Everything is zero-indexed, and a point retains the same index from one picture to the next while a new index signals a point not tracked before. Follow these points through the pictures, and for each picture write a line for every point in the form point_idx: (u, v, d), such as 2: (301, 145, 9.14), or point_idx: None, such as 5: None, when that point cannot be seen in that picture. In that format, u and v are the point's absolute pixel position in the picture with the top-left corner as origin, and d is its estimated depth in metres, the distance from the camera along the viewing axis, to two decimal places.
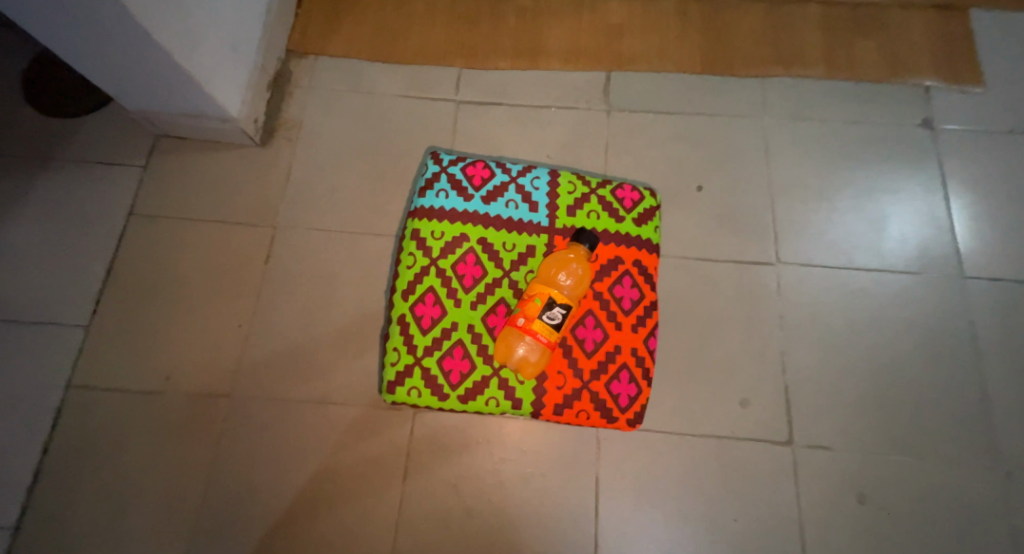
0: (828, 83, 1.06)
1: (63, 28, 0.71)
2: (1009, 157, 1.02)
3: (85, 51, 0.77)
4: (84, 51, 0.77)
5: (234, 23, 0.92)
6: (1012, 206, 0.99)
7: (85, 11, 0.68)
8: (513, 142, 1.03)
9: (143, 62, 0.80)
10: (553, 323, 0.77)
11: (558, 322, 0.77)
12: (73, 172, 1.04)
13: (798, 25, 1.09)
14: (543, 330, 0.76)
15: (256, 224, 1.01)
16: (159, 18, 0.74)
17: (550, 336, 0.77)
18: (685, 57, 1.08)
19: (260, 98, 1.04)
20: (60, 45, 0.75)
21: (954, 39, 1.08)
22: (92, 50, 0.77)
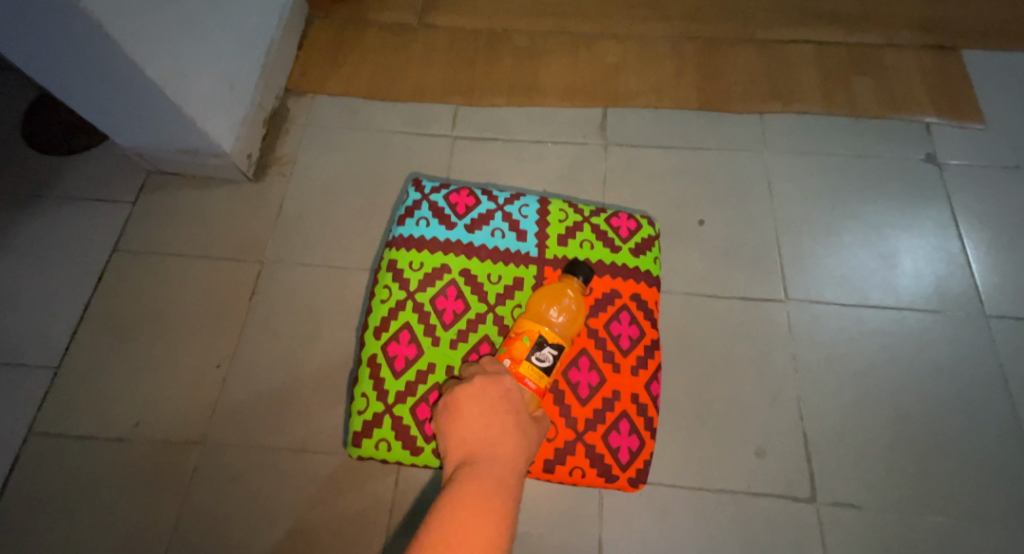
0: (828, 119, 1.05)
1: (55, 67, 0.71)
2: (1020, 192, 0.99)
3: (77, 89, 0.76)
4: (75, 89, 0.76)
5: (232, 63, 0.93)
6: None
7: (78, 49, 0.67)
8: (510, 175, 1.02)
9: (136, 98, 0.79)
10: (544, 365, 0.66)
11: (550, 364, 0.67)
12: (62, 207, 1.02)
13: (793, 64, 1.10)
14: (534, 374, 0.66)
15: (244, 259, 0.98)
16: (152, 54, 0.73)
17: (540, 381, 0.66)
18: (682, 94, 1.08)
19: (255, 135, 1.04)
20: (53, 84, 0.75)
21: (951, 76, 1.09)
22: (83, 88, 0.76)
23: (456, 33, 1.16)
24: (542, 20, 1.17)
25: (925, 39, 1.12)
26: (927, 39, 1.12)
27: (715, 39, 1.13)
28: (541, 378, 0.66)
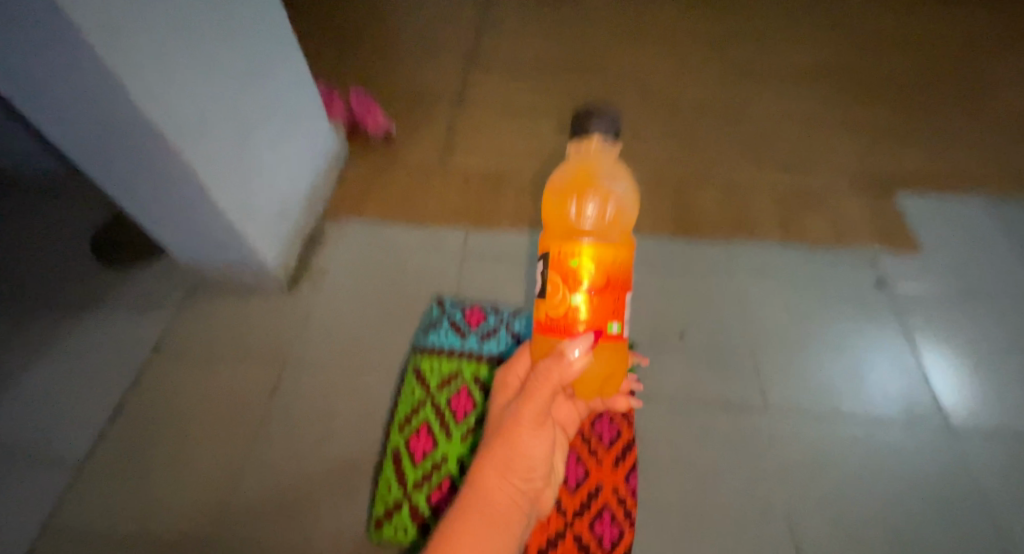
0: (784, 248, 1.20)
1: (144, 190, 0.89)
2: (973, 316, 1.10)
3: (156, 208, 0.94)
4: (155, 208, 0.94)
5: (282, 196, 1.11)
6: (989, 363, 1.04)
7: (166, 177, 0.86)
8: (511, 293, 1.16)
9: (200, 219, 0.96)
10: (541, 285, 0.64)
11: (545, 276, 0.63)
12: (109, 307, 1.15)
13: (750, 201, 1.27)
14: (537, 302, 0.65)
15: (269, 363, 1.08)
16: (215, 187, 0.91)
17: (543, 303, 0.64)
18: (658, 224, 1.24)
19: (291, 252, 1.18)
20: (138, 204, 0.92)
21: (897, 213, 1.23)
22: (162, 208, 0.94)
23: (465, 172, 1.38)
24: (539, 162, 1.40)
25: (866, 181, 1.29)
26: (871, 181, 1.29)
27: (686, 180, 1.32)
28: (542, 300, 0.64)
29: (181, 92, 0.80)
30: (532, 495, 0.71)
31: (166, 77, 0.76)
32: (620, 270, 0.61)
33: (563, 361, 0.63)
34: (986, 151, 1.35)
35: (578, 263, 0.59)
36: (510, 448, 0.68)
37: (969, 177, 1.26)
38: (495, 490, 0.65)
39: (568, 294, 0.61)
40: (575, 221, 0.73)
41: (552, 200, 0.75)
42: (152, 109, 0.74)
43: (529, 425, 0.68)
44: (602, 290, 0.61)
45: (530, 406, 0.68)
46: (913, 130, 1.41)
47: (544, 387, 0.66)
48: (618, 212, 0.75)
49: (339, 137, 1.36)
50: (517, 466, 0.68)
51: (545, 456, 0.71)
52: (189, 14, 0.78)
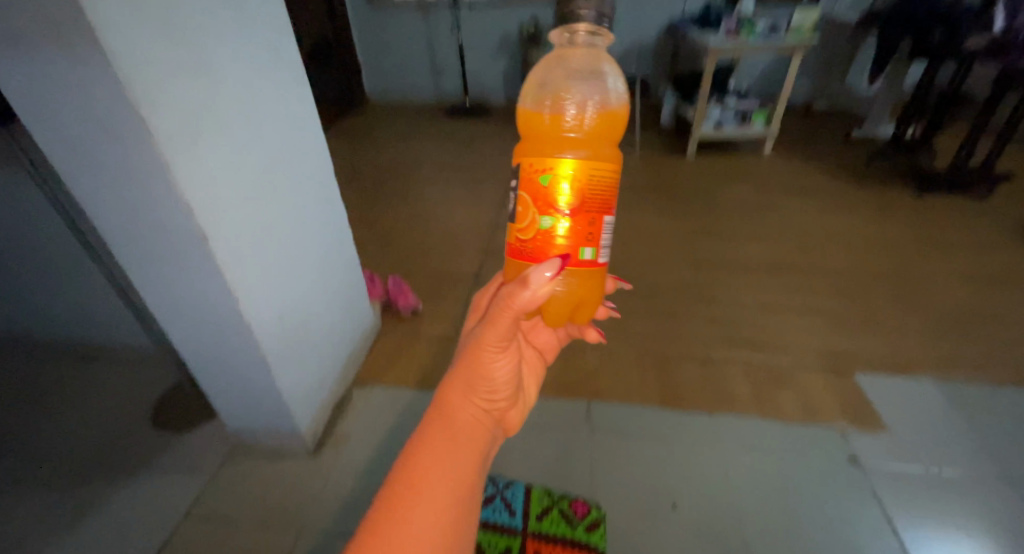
0: (762, 422, 1.22)
1: (194, 346, 0.97)
2: (988, 503, 1.07)
3: (213, 366, 1.01)
4: (213, 366, 1.01)
5: (324, 370, 1.21)
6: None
7: (227, 345, 0.95)
8: (513, 458, 1.14)
9: (227, 376, 1.03)
10: (512, 208, 0.62)
11: (516, 195, 0.60)
12: (118, 471, 1.15)
13: (723, 375, 1.34)
14: (510, 226, 0.63)
15: (266, 529, 1.04)
16: (240, 361, 0.98)
17: (512, 227, 0.62)
18: (644, 392, 1.29)
19: (323, 417, 1.22)
20: (199, 363, 1.00)
21: (891, 394, 1.28)
22: (212, 367, 1.01)
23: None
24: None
25: (826, 363, 1.36)
26: (836, 364, 1.36)
27: (672, 352, 1.40)
28: (512, 225, 0.62)
29: (267, 283, 0.94)
30: (502, 418, 0.65)
31: (257, 270, 0.90)
32: (587, 199, 0.58)
33: (529, 288, 0.57)
34: (948, 338, 1.42)
35: (548, 181, 0.57)
36: (473, 366, 0.61)
37: (946, 362, 1.36)
38: (457, 407, 0.60)
39: (536, 217, 0.58)
40: (558, 124, 0.71)
41: (538, 104, 0.73)
42: (241, 296, 0.86)
43: (491, 347, 0.61)
44: (575, 212, 0.58)
45: (495, 328, 0.60)
46: (880, 314, 1.50)
47: (507, 316, 0.59)
48: (610, 112, 0.72)
49: (375, 313, 1.51)
50: (480, 384, 0.61)
51: (513, 381, 0.64)
52: (247, 146, 0.84)
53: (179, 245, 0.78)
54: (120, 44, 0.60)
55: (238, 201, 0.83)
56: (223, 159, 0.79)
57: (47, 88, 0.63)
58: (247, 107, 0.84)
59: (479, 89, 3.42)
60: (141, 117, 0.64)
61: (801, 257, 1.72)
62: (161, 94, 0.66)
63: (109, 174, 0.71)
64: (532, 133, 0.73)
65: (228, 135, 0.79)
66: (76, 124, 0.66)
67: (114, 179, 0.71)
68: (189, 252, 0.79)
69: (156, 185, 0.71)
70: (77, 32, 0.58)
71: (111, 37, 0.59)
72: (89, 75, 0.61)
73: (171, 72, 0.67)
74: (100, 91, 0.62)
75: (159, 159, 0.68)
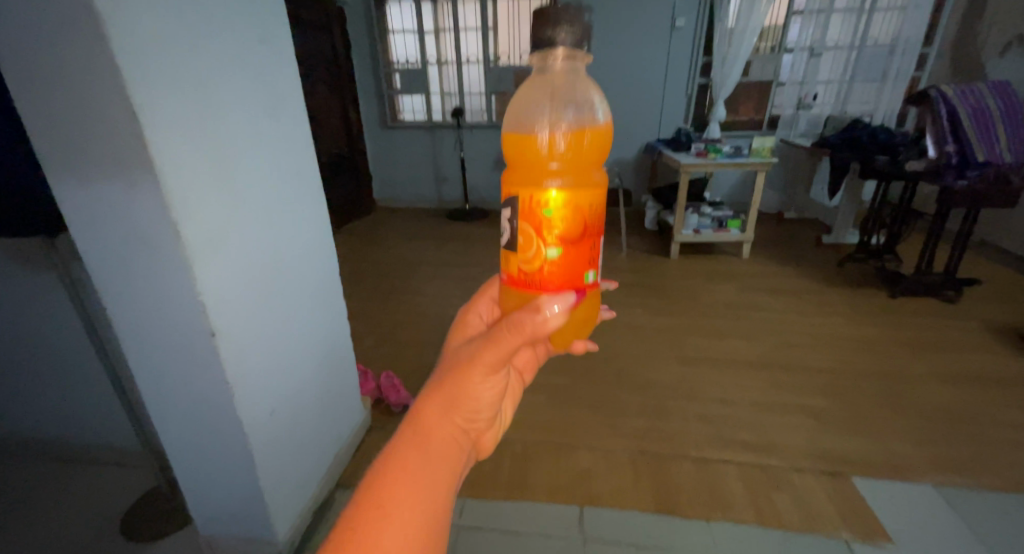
0: (762, 528, 1.17)
1: (185, 452, 0.96)
2: None
3: (195, 467, 0.98)
4: (199, 465, 0.98)
5: (309, 468, 1.16)
6: None
7: (220, 446, 0.94)
8: None
9: (209, 478, 0.99)
10: (510, 238, 0.61)
11: (514, 227, 0.60)
12: None
13: (718, 476, 1.31)
14: (507, 255, 0.63)
15: None
16: (224, 458, 0.95)
17: (515, 256, 0.62)
18: (639, 497, 1.25)
19: (302, 520, 1.13)
20: (184, 462, 0.98)
21: (889, 496, 1.25)
22: (193, 467, 0.98)
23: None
24: (537, 434, 1.45)
25: (822, 465, 1.34)
26: (830, 466, 1.34)
27: (664, 451, 1.38)
28: (514, 254, 0.62)
29: (267, 390, 0.96)
30: (476, 441, 0.61)
31: (261, 377, 0.94)
32: (585, 224, 0.60)
33: (538, 317, 0.55)
34: (933, 438, 1.41)
35: (551, 213, 0.58)
36: (461, 382, 0.57)
37: (941, 464, 1.33)
38: (437, 424, 0.55)
39: (541, 246, 0.59)
40: (545, 149, 0.72)
41: (521, 127, 0.73)
42: (240, 398, 0.88)
43: (483, 366, 0.57)
44: (573, 241, 0.60)
45: (493, 348, 0.56)
46: (866, 415, 1.50)
47: (511, 334, 0.56)
48: (590, 130, 0.72)
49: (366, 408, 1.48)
50: (465, 404, 0.57)
51: (497, 404, 0.60)
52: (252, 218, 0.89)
53: (191, 353, 0.83)
54: (173, 182, 0.71)
55: (253, 310, 0.90)
56: (244, 273, 0.87)
57: (104, 217, 0.74)
58: (268, 229, 0.94)
59: (480, 197, 3.71)
60: (179, 238, 0.73)
61: (785, 356, 1.77)
62: (199, 219, 0.76)
63: (140, 291, 0.79)
64: (519, 155, 0.72)
65: (250, 253, 0.89)
66: (121, 247, 0.75)
67: (144, 296, 0.79)
68: (199, 359, 0.84)
69: (181, 297, 0.78)
70: (137, 170, 0.69)
71: (167, 177, 0.70)
72: (134, 205, 0.72)
73: (210, 201, 0.78)
74: (144, 217, 0.72)
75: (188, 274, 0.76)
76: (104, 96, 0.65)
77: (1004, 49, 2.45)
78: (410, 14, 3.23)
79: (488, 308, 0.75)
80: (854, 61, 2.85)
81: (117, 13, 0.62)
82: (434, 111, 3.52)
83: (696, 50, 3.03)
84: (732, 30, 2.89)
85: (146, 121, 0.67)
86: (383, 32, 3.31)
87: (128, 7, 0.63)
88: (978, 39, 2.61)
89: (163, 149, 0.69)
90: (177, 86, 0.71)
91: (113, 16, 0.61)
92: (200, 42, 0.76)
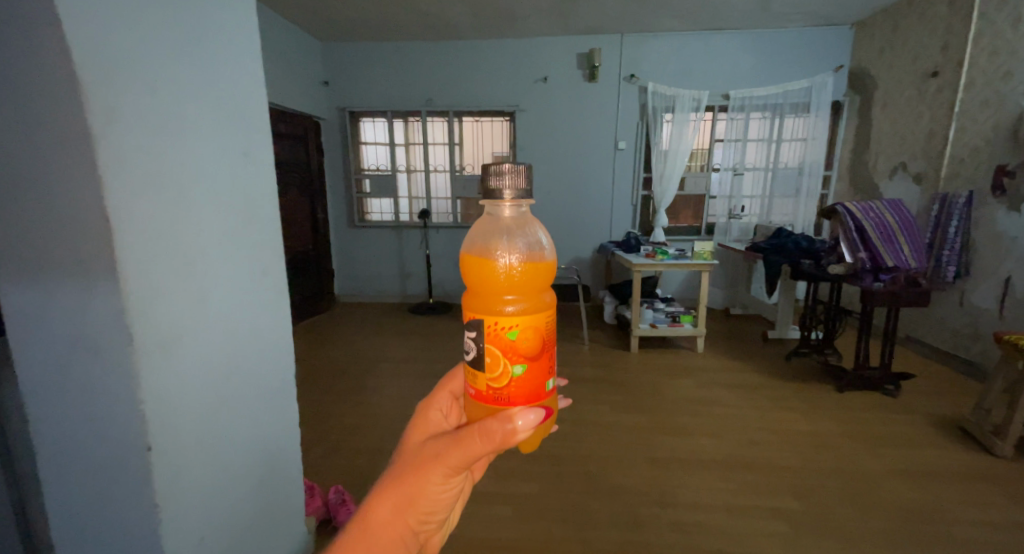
0: None
1: None
2: None
3: None
4: None
5: None
6: None
7: None
8: None
9: None
10: (475, 357, 0.56)
11: (479, 348, 0.56)
12: None
13: None
14: (472, 371, 0.58)
15: None
16: None
17: (480, 375, 0.57)
18: None
19: None
20: None
21: None
22: None
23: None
24: (506, 537, 1.32)
25: None
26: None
27: None
28: (479, 373, 0.57)
29: (213, 537, 0.74)
30: (425, 542, 0.58)
31: (207, 520, 0.72)
32: (549, 341, 0.57)
33: (507, 425, 0.52)
34: (899, 540, 1.31)
35: (517, 335, 0.55)
36: (418, 485, 0.55)
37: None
38: (385, 527, 0.54)
39: (508, 366, 0.55)
40: (500, 279, 0.66)
41: (473, 258, 0.67)
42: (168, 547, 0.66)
43: (443, 470, 0.55)
44: (537, 358, 0.56)
45: (458, 453, 0.54)
46: (839, 519, 1.39)
47: (477, 441, 0.53)
48: (544, 259, 0.68)
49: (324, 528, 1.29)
50: (420, 506, 0.55)
51: (452, 503, 0.59)
52: (230, 318, 0.75)
53: (115, 488, 0.63)
54: (134, 266, 0.58)
55: (212, 429, 0.72)
56: (205, 381, 0.70)
57: (23, 302, 0.57)
58: (249, 334, 0.80)
59: (443, 292, 3.76)
60: (128, 335, 0.58)
61: (749, 454, 1.70)
62: (158, 312, 0.62)
63: (60, 405, 0.60)
64: (473, 285, 0.67)
65: (217, 355, 0.72)
66: (47, 347, 0.58)
67: (66, 411, 0.60)
68: (126, 496, 0.63)
69: (117, 410, 0.60)
70: (93, 254, 0.56)
71: (126, 260, 0.57)
72: (75, 297, 0.57)
73: (177, 290, 0.65)
74: (92, 315, 0.57)
75: (131, 380, 0.59)
76: (70, 169, 0.54)
77: (891, 173, 2.92)
78: (382, 130, 3.53)
79: (449, 403, 0.68)
80: (772, 180, 3.29)
81: (103, 87, 0.54)
82: (402, 212, 3.67)
83: (640, 168, 3.41)
84: (667, 151, 3.31)
85: (117, 198, 0.56)
86: (356, 143, 3.56)
87: (122, 85, 0.56)
88: (868, 165, 3.10)
89: (126, 221, 0.57)
90: (161, 162, 0.62)
91: (95, 74, 0.53)
92: (198, 121, 0.68)
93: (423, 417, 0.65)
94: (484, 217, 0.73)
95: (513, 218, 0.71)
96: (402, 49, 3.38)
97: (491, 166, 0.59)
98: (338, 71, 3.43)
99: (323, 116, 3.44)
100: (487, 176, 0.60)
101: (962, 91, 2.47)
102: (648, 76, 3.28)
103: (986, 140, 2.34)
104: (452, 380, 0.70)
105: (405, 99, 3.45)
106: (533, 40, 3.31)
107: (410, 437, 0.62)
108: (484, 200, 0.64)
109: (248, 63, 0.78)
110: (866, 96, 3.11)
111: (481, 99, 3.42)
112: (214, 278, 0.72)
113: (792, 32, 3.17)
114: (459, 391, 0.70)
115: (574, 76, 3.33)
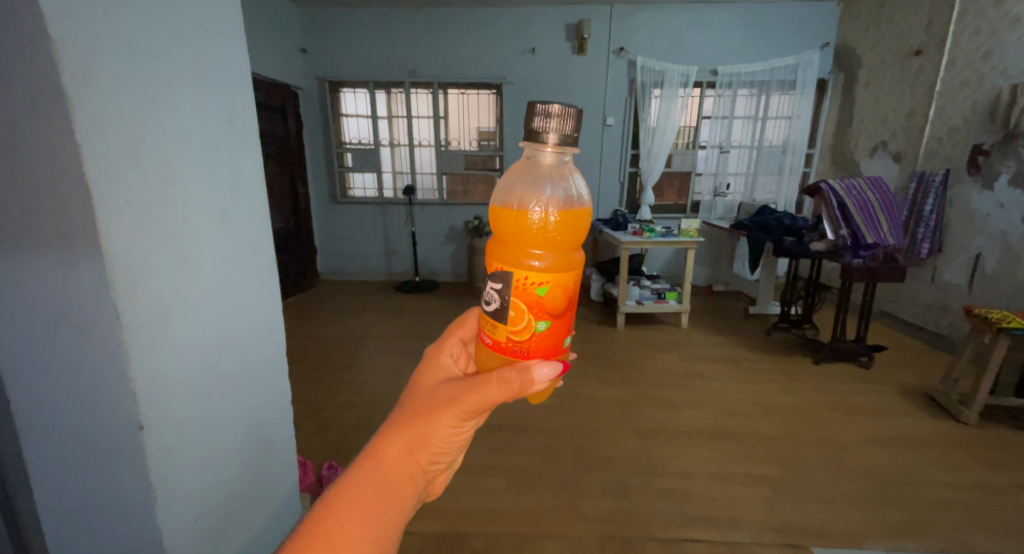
0: None
1: None
2: None
3: None
4: None
5: None
6: None
7: None
8: None
9: None
10: (498, 308, 0.57)
11: (504, 301, 0.57)
12: None
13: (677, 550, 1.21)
14: (492, 322, 0.59)
15: None
16: None
17: (502, 327, 0.58)
18: None
19: None
20: None
21: None
22: None
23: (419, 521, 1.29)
24: (499, 508, 1.34)
25: (778, 537, 1.26)
26: (781, 536, 1.26)
27: (633, 534, 1.26)
28: (500, 324, 0.58)
29: (207, 512, 0.71)
30: (431, 482, 0.57)
31: (202, 499, 0.70)
32: (573, 299, 0.58)
33: (525, 375, 0.53)
34: (877, 504, 1.38)
35: (545, 291, 0.55)
36: (432, 424, 0.54)
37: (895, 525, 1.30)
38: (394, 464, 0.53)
39: (532, 321, 0.56)
40: (532, 231, 0.66)
41: (508, 209, 0.67)
42: (166, 515, 0.64)
43: (457, 413, 0.54)
44: (561, 316, 0.57)
45: (473, 398, 0.53)
46: (816, 484, 1.45)
47: (495, 388, 0.53)
48: (580, 212, 0.67)
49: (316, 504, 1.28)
50: (431, 446, 0.54)
51: (462, 447, 0.58)
52: (223, 287, 0.73)
53: (103, 469, 0.61)
54: (118, 234, 0.55)
55: (204, 407, 0.69)
56: (198, 356, 0.68)
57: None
58: (244, 301, 0.78)
59: (430, 270, 3.74)
60: (116, 309, 0.55)
61: (731, 424, 1.75)
62: (145, 287, 0.59)
63: (44, 382, 0.57)
64: (504, 234, 0.66)
65: (208, 328, 0.70)
66: (27, 320, 0.55)
67: (48, 388, 0.57)
68: (113, 475, 0.61)
69: (102, 391, 0.58)
70: (72, 224, 0.53)
71: (110, 228, 0.54)
72: (57, 271, 0.54)
73: (166, 260, 0.62)
74: (75, 286, 0.54)
75: (120, 356, 0.57)
76: (55, 142, 0.50)
77: (871, 151, 2.97)
78: (364, 101, 3.41)
79: (459, 348, 0.67)
80: (756, 158, 3.33)
81: (75, 37, 0.49)
82: (386, 189, 3.59)
83: (628, 144, 3.40)
84: (655, 128, 3.31)
85: (98, 165, 0.52)
86: (337, 115, 3.45)
87: (97, 40, 0.51)
88: (850, 143, 3.15)
89: (110, 189, 0.54)
90: (145, 126, 0.58)
91: (69, 29, 0.48)
92: (191, 84, 0.65)
93: (434, 359, 0.63)
94: (524, 162, 0.70)
95: (555, 165, 0.68)
96: (384, 16, 3.26)
97: (539, 106, 0.58)
98: (317, 37, 3.29)
99: (302, 86, 3.32)
100: (532, 115, 0.59)
101: (943, 71, 2.51)
102: (637, 50, 3.24)
103: (964, 119, 2.40)
104: (462, 326, 0.69)
105: (389, 69, 3.34)
106: (520, 12, 3.23)
107: (420, 378, 0.61)
108: (526, 143, 0.62)
109: (235, 25, 0.73)
110: (850, 74, 3.15)
111: (467, 71, 3.34)
112: (207, 246, 0.69)
113: (781, 8, 3.16)
114: (469, 337, 0.69)
115: (563, 48, 3.27)
